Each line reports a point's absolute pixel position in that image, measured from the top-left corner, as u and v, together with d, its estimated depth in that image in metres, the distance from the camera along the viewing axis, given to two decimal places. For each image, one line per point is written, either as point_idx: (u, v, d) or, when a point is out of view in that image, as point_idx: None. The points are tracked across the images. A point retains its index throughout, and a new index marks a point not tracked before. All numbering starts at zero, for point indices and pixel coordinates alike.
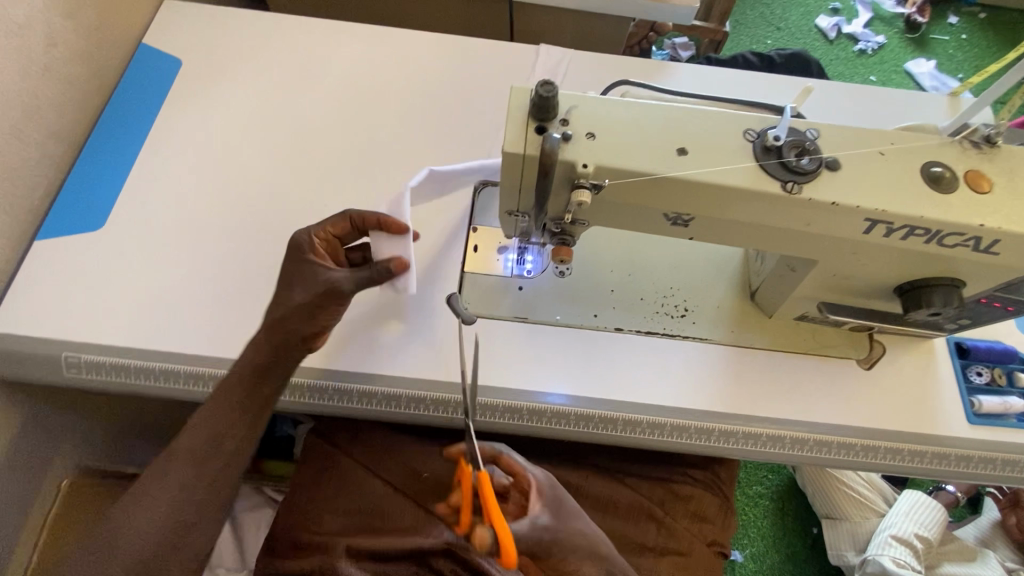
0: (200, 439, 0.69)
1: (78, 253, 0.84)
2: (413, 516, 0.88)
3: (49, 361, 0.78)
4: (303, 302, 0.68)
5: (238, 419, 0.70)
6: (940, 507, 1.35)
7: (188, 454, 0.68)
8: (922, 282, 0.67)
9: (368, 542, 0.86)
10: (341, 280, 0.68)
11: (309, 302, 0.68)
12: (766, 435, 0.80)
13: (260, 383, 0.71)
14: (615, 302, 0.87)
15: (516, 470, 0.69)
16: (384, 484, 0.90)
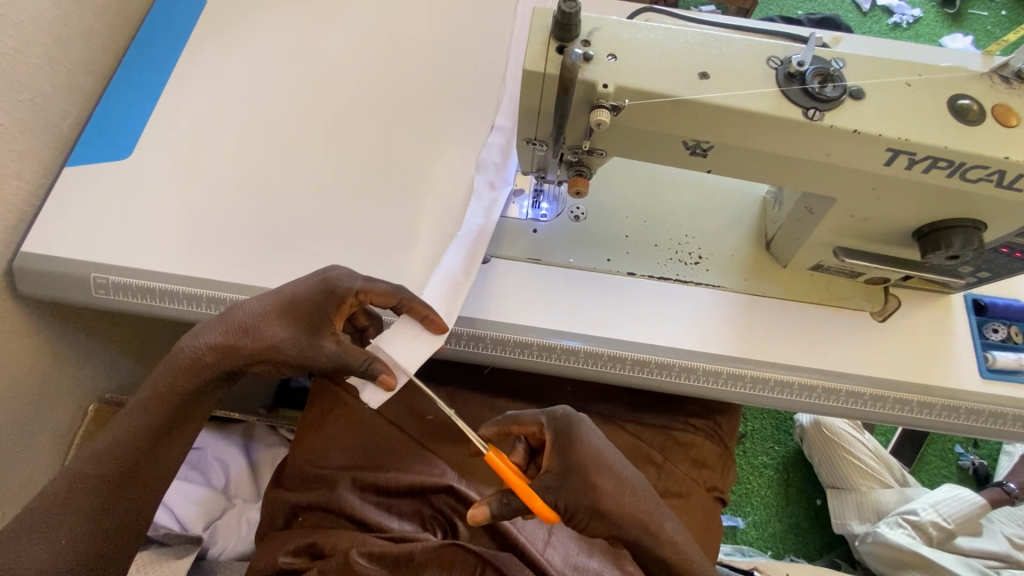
0: (162, 410, 0.66)
1: (106, 180, 0.86)
2: (414, 455, 0.86)
3: (77, 280, 0.81)
4: (312, 345, 0.66)
5: (200, 397, 0.69)
6: (981, 505, 1.29)
7: (174, 398, 0.67)
8: (942, 224, 0.66)
9: (369, 478, 0.83)
10: (350, 361, 0.66)
11: (318, 357, 0.66)
12: (775, 380, 0.80)
13: (237, 364, 0.67)
14: (629, 248, 0.87)
15: (525, 419, 0.69)
16: (388, 424, 0.88)
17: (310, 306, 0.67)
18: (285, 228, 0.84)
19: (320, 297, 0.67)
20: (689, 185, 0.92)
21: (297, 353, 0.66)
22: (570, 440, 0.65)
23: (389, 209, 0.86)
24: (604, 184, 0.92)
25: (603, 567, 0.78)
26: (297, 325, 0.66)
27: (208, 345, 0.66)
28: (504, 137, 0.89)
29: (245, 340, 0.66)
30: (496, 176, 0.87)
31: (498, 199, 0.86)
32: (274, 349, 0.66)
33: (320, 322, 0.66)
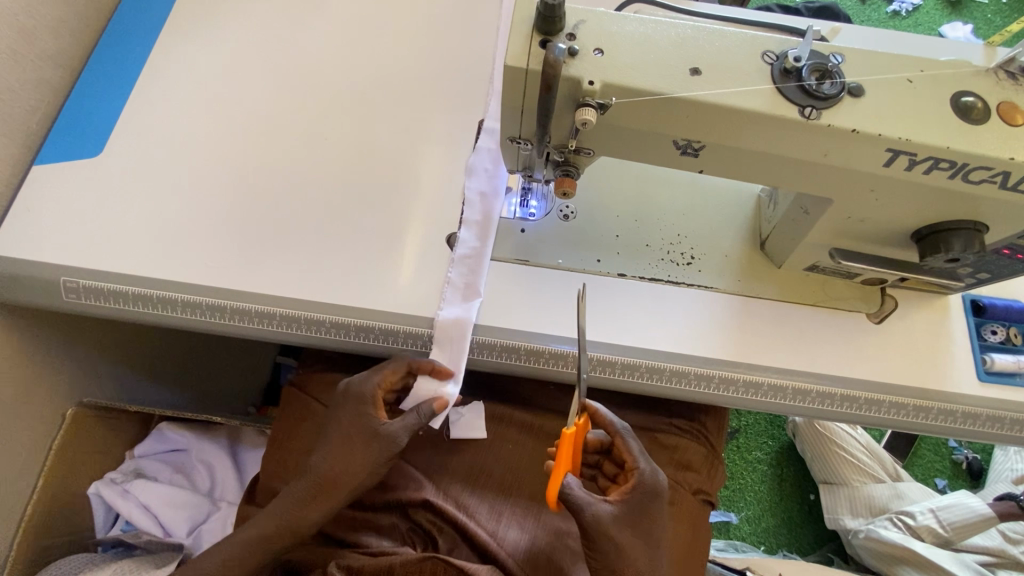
0: (261, 551, 0.74)
1: (76, 178, 0.83)
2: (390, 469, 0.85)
3: (46, 284, 0.78)
4: (376, 448, 0.74)
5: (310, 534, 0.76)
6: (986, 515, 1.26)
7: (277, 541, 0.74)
8: (943, 227, 0.64)
9: None
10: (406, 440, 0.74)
11: (383, 450, 0.74)
12: (768, 383, 0.78)
13: (329, 504, 0.74)
14: (619, 248, 0.85)
15: (632, 451, 0.71)
16: None
17: (357, 427, 0.74)
18: (264, 228, 0.81)
19: (359, 413, 0.75)
20: (682, 183, 0.89)
21: (372, 462, 0.74)
22: (643, 511, 0.69)
23: (372, 210, 0.83)
24: (594, 182, 0.89)
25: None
26: (356, 443, 0.74)
27: (302, 512, 0.74)
28: (493, 144, 0.87)
29: (328, 483, 0.74)
30: (488, 187, 0.85)
31: (494, 208, 0.85)
32: (352, 469, 0.73)
33: (373, 429, 0.74)
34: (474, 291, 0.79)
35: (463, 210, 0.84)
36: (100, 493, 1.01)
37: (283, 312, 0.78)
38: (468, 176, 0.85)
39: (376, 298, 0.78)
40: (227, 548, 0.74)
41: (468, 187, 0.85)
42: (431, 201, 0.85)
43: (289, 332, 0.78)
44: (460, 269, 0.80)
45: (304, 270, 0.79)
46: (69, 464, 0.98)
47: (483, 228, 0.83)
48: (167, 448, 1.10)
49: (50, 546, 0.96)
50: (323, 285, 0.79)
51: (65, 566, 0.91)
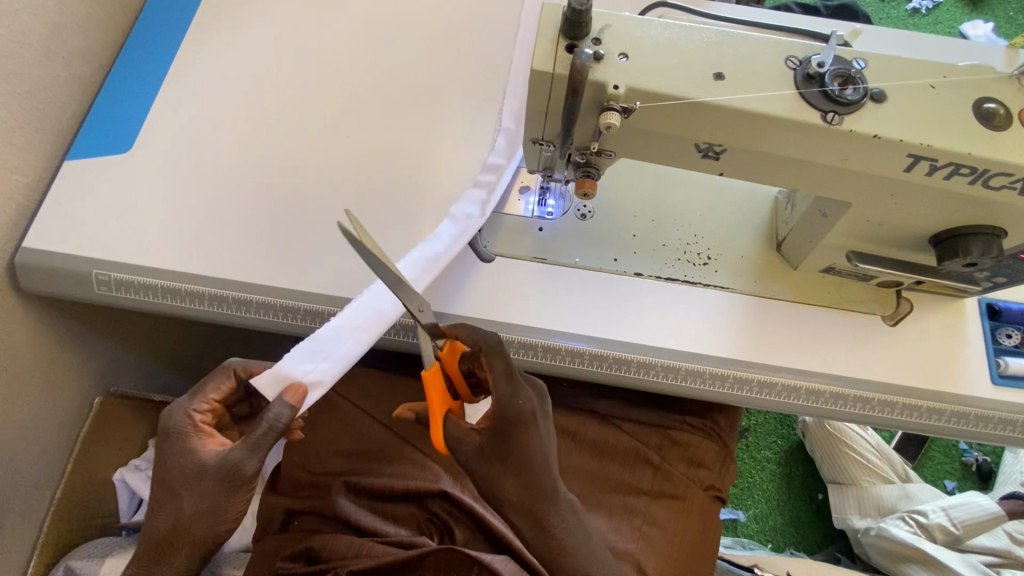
0: None
1: (106, 174, 0.85)
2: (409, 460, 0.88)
3: (77, 277, 0.80)
4: (212, 488, 0.63)
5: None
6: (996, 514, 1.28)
7: None
8: (961, 231, 0.64)
9: (364, 482, 0.86)
10: (247, 470, 0.62)
11: (216, 489, 0.62)
12: (781, 383, 0.79)
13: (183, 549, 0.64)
14: (636, 248, 0.86)
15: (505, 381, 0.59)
16: (382, 428, 0.91)
17: (179, 470, 0.63)
18: (287, 224, 0.83)
19: (182, 451, 0.64)
20: (699, 184, 0.90)
21: (215, 506, 0.63)
22: (513, 438, 0.59)
23: (392, 207, 0.85)
24: (611, 182, 0.90)
25: None
26: (184, 487, 0.63)
27: (161, 571, 0.65)
28: (493, 175, 0.84)
29: (177, 536, 0.64)
30: (477, 211, 0.82)
31: (472, 228, 0.80)
32: (194, 517, 0.63)
33: (199, 469, 0.63)
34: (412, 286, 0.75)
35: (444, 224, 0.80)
36: (124, 479, 1.05)
37: (307, 307, 0.79)
38: (460, 201, 0.82)
39: None
40: None
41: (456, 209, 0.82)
42: (451, 199, 0.86)
43: (312, 327, 0.80)
44: (411, 268, 0.76)
45: (326, 266, 0.81)
46: (95, 451, 1.01)
47: (458, 242, 0.80)
48: None
49: (77, 529, 0.99)
50: (346, 281, 0.80)
51: (89, 550, 0.94)
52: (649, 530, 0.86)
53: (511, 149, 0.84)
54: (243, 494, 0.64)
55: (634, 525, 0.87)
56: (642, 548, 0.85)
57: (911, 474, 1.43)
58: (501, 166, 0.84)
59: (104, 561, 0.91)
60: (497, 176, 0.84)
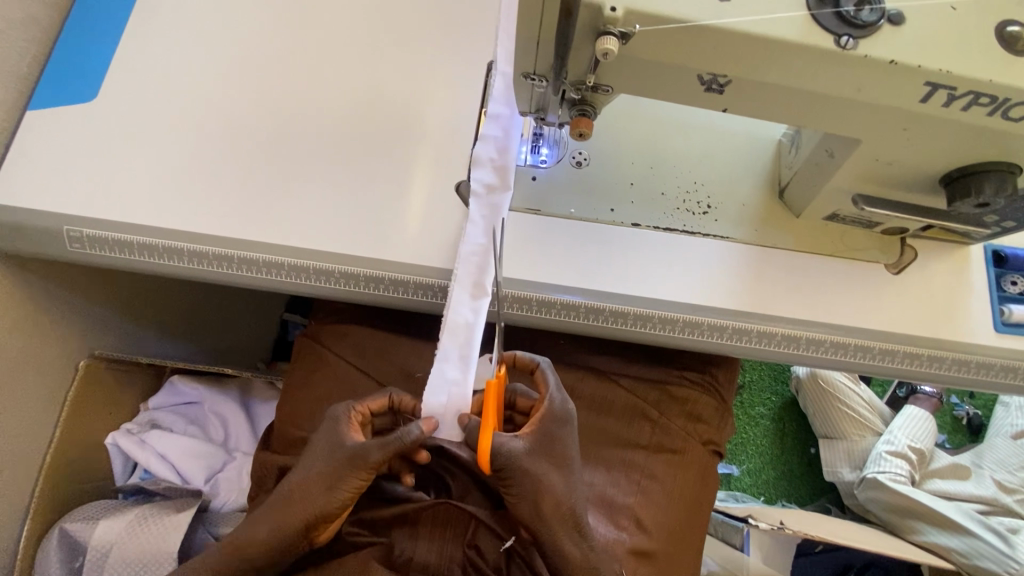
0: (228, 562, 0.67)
1: (72, 124, 0.80)
2: None
3: (48, 233, 0.76)
4: (338, 457, 0.67)
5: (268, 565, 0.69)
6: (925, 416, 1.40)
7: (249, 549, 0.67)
8: (974, 169, 0.61)
9: None
10: (372, 455, 0.65)
11: (341, 461, 0.66)
12: (781, 334, 0.77)
13: (295, 516, 0.67)
14: (633, 197, 0.82)
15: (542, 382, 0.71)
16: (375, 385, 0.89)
17: (325, 441, 0.69)
18: (267, 176, 0.79)
19: (328, 429, 0.70)
20: (700, 129, 0.86)
21: (335, 478, 0.66)
22: (553, 440, 0.69)
23: (378, 157, 0.81)
24: (607, 129, 0.86)
25: (599, 521, 0.83)
26: (320, 455, 0.68)
27: (260, 527, 0.68)
28: (500, 131, 0.77)
29: (292, 498, 0.67)
30: (495, 179, 0.76)
31: (502, 202, 0.76)
32: (312, 482, 0.67)
33: (339, 443, 0.68)
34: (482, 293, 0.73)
35: (469, 204, 0.76)
36: (117, 443, 1.02)
37: (291, 262, 0.76)
38: (473, 168, 0.77)
39: (386, 248, 0.77)
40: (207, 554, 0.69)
41: (473, 179, 0.76)
42: (440, 147, 0.82)
43: (298, 283, 0.77)
44: (467, 267, 0.73)
45: (311, 219, 0.77)
46: (86, 414, 1.00)
47: (491, 222, 0.76)
48: (181, 401, 1.11)
49: (72, 492, 0.99)
50: (332, 235, 0.77)
51: (85, 513, 0.94)
52: (647, 483, 0.87)
53: (509, 95, 0.76)
54: (360, 475, 0.66)
55: (631, 478, 0.87)
56: (638, 501, 0.85)
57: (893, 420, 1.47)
58: (505, 117, 0.76)
59: (99, 522, 0.90)
60: (505, 136, 0.77)
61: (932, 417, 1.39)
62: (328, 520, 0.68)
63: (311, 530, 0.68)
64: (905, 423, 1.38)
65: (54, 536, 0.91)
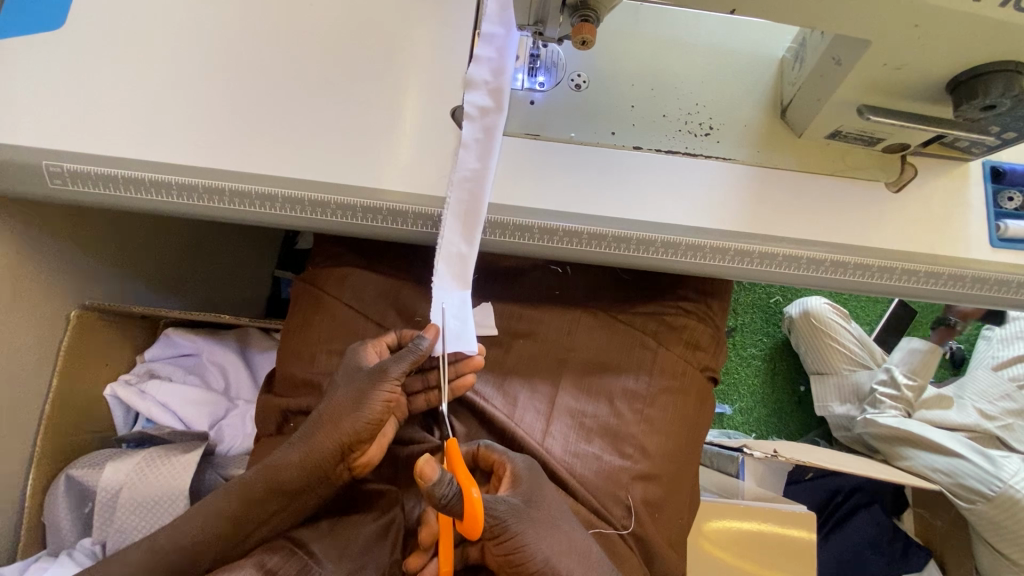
0: (260, 483, 0.72)
1: (42, 53, 0.76)
2: None
3: (26, 168, 0.72)
4: (362, 378, 0.72)
5: (305, 488, 0.73)
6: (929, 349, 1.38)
7: (281, 472, 0.72)
8: (984, 69, 0.60)
9: None
10: (393, 368, 0.71)
11: (365, 380, 0.72)
12: (782, 254, 0.77)
13: (321, 436, 0.71)
14: (634, 120, 0.81)
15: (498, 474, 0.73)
16: (376, 327, 0.88)
17: (349, 368, 0.75)
18: (255, 104, 0.76)
19: (350, 361, 0.76)
20: (698, 50, 0.84)
21: (361, 394, 0.71)
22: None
23: (370, 82, 0.78)
24: (604, 51, 0.83)
25: (603, 450, 0.84)
26: (345, 381, 0.74)
27: (294, 451, 0.72)
28: (494, 53, 0.76)
29: (323, 422, 0.72)
30: (490, 101, 0.76)
31: (497, 125, 0.76)
32: (340, 405, 0.71)
33: (359, 367, 0.74)
34: (476, 221, 0.74)
35: (462, 127, 0.76)
36: (116, 393, 1.02)
37: (284, 194, 0.74)
38: (468, 90, 0.76)
39: (383, 177, 0.75)
40: (237, 484, 0.73)
41: (467, 101, 0.75)
42: (432, 73, 0.79)
43: (292, 216, 0.75)
44: (462, 194, 0.74)
45: (304, 149, 0.75)
46: (83, 364, 0.98)
47: (485, 146, 0.75)
48: (177, 352, 1.10)
49: (75, 442, 0.98)
50: (325, 165, 0.75)
51: (90, 460, 0.94)
52: (649, 413, 0.86)
53: (505, 15, 0.74)
54: (384, 390, 0.71)
55: (635, 409, 0.87)
56: (643, 430, 0.86)
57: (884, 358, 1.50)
58: (501, 38, 0.75)
59: (105, 468, 0.91)
60: (500, 57, 0.75)
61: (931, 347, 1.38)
62: (360, 440, 0.71)
63: (346, 452, 0.72)
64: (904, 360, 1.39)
65: (60, 481, 0.91)
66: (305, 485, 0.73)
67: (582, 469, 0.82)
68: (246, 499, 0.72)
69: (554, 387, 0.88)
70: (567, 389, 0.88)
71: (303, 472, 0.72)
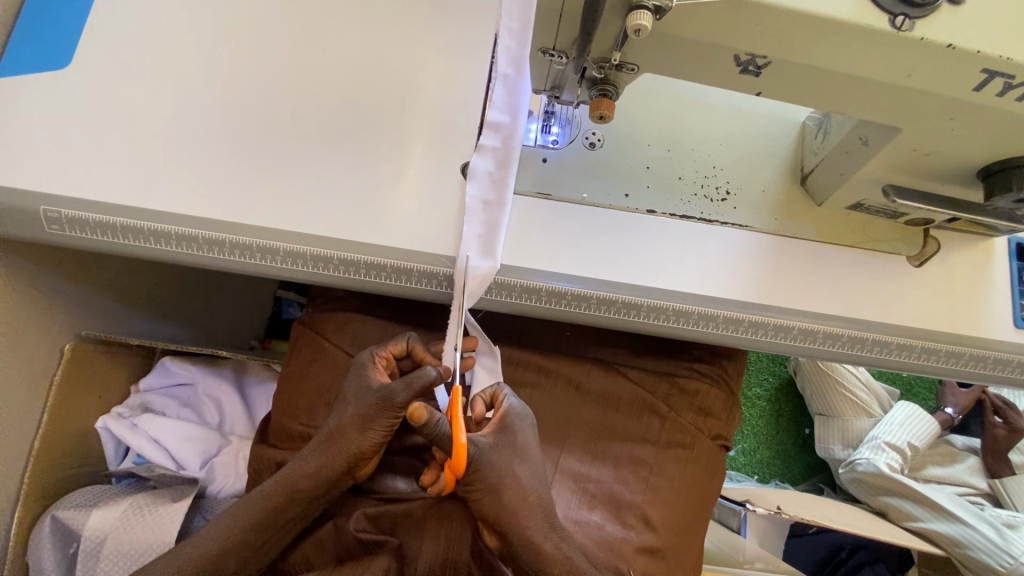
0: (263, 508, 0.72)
1: (49, 94, 0.74)
2: None
3: (22, 212, 0.70)
4: (367, 403, 0.69)
5: (319, 498, 0.73)
6: (937, 424, 1.34)
7: (287, 493, 0.72)
8: (1015, 162, 0.58)
9: None
10: (397, 396, 0.67)
11: (370, 404, 0.69)
12: (799, 328, 0.74)
13: (329, 457, 0.71)
14: (649, 181, 0.79)
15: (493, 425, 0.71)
16: None
17: (353, 386, 0.72)
18: (263, 153, 0.74)
19: (357, 378, 0.72)
20: (716, 114, 0.83)
21: (370, 422, 0.69)
22: (517, 435, 0.69)
23: (381, 134, 0.76)
24: (620, 109, 0.82)
25: (604, 520, 0.82)
26: (351, 400, 0.72)
27: (304, 467, 0.72)
28: (499, 143, 0.70)
29: (332, 440, 0.71)
30: (493, 195, 0.72)
31: (500, 217, 0.72)
32: (348, 426, 0.70)
33: (364, 387, 0.71)
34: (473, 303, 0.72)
35: (465, 221, 0.72)
36: (108, 427, 0.98)
37: (286, 248, 0.71)
38: (469, 181, 0.71)
39: (388, 234, 0.72)
40: (238, 507, 0.73)
41: (468, 194, 0.72)
42: (443, 126, 0.77)
43: (292, 270, 0.72)
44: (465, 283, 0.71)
45: (308, 203, 0.73)
46: (76, 397, 0.96)
47: (488, 241, 0.72)
48: (173, 382, 1.08)
49: (63, 477, 0.96)
50: (327, 222, 0.72)
51: (76, 500, 0.92)
52: (655, 481, 0.84)
53: (513, 101, 0.67)
54: (388, 416, 0.68)
55: (639, 476, 0.84)
56: (646, 499, 0.83)
57: (891, 402, 1.47)
58: (507, 126, 0.69)
59: (91, 511, 0.88)
60: (506, 147, 0.70)
61: (933, 420, 1.34)
62: (366, 457, 0.71)
63: (352, 467, 0.72)
64: (904, 419, 1.33)
65: (45, 524, 0.88)
66: (307, 501, 0.73)
67: (583, 539, 0.80)
68: (243, 524, 0.72)
69: (558, 449, 0.85)
70: (571, 451, 0.85)
71: (310, 488, 0.72)
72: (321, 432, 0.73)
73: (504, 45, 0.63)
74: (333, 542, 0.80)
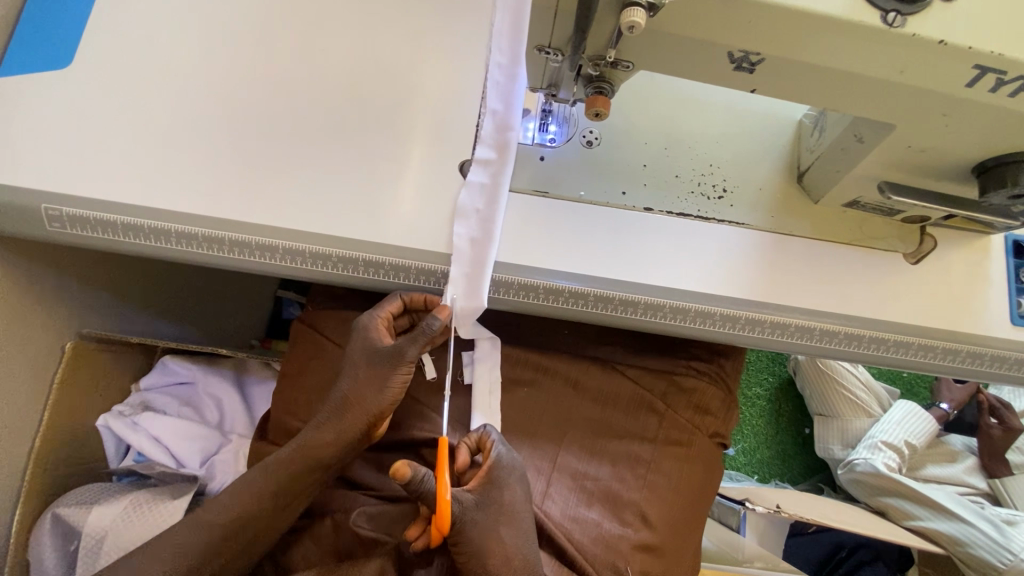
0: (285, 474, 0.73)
1: (51, 92, 0.75)
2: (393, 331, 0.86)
3: (24, 210, 0.71)
4: (381, 362, 0.72)
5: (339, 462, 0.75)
6: (935, 423, 1.33)
7: (309, 459, 0.73)
8: (1009, 158, 0.58)
9: None
10: (409, 351, 0.71)
11: (384, 364, 0.71)
12: (795, 325, 0.74)
13: (346, 418, 0.72)
14: (646, 179, 0.79)
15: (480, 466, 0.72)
16: None
17: (359, 348, 0.73)
18: (262, 152, 0.75)
19: (362, 339, 0.73)
20: (713, 112, 0.83)
21: (382, 376, 0.72)
22: None
23: (379, 132, 0.77)
24: (617, 108, 0.83)
25: (602, 517, 0.82)
26: (361, 362, 0.73)
27: (323, 431, 0.73)
28: (487, 178, 0.73)
29: (348, 403, 0.72)
30: (480, 232, 0.72)
31: (486, 256, 0.71)
32: (363, 386, 0.72)
33: (373, 348, 0.72)
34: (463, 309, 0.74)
35: (451, 262, 0.72)
36: (108, 425, 0.99)
37: (285, 246, 0.72)
38: (456, 220, 0.72)
39: (386, 231, 0.73)
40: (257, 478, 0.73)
41: (456, 233, 0.72)
42: (441, 124, 0.78)
43: (292, 267, 0.73)
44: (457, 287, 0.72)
45: (307, 201, 0.73)
46: (77, 396, 0.96)
47: (474, 281, 0.72)
48: (173, 381, 1.09)
49: (64, 474, 0.96)
50: (325, 219, 0.73)
51: (77, 497, 0.92)
52: (653, 479, 0.84)
53: (510, 90, 0.70)
54: (403, 372, 0.72)
55: (637, 473, 0.84)
56: (644, 496, 0.83)
57: (891, 401, 1.46)
58: (496, 163, 0.73)
59: (92, 508, 0.89)
60: (493, 183, 0.73)
61: (931, 417, 1.34)
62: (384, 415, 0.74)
63: (371, 427, 0.74)
64: (901, 418, 1.32)
65: (46, 520, 0.89)
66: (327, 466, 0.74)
67: (581, 535, 0.80)
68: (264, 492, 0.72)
69: (556, 446, 0.85)
70: (569, 449, 0.85)
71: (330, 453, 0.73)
72: (334, 396, 0.74)
73: (500, 48, 0.67)
74: (332, 539, 0.80)
